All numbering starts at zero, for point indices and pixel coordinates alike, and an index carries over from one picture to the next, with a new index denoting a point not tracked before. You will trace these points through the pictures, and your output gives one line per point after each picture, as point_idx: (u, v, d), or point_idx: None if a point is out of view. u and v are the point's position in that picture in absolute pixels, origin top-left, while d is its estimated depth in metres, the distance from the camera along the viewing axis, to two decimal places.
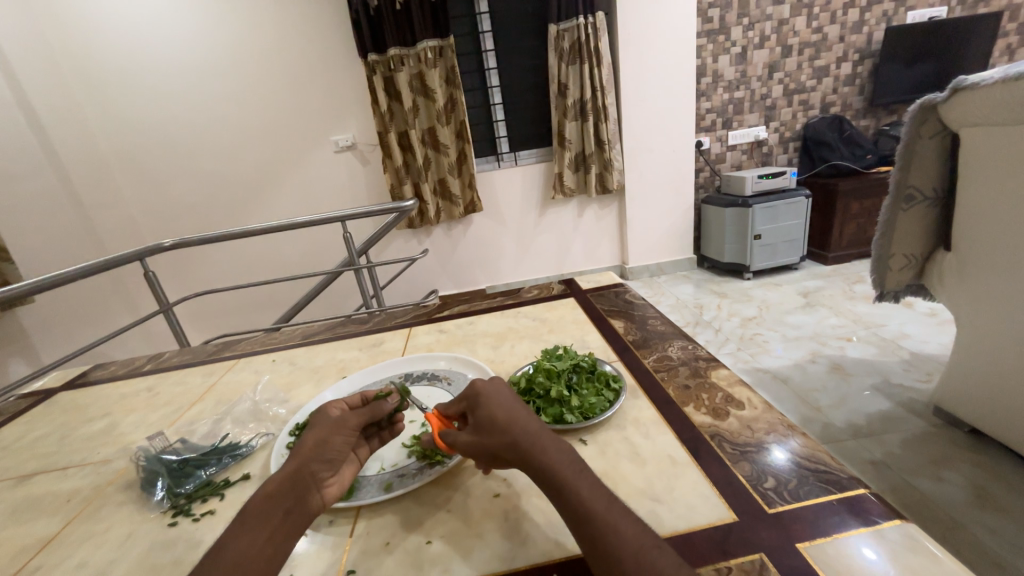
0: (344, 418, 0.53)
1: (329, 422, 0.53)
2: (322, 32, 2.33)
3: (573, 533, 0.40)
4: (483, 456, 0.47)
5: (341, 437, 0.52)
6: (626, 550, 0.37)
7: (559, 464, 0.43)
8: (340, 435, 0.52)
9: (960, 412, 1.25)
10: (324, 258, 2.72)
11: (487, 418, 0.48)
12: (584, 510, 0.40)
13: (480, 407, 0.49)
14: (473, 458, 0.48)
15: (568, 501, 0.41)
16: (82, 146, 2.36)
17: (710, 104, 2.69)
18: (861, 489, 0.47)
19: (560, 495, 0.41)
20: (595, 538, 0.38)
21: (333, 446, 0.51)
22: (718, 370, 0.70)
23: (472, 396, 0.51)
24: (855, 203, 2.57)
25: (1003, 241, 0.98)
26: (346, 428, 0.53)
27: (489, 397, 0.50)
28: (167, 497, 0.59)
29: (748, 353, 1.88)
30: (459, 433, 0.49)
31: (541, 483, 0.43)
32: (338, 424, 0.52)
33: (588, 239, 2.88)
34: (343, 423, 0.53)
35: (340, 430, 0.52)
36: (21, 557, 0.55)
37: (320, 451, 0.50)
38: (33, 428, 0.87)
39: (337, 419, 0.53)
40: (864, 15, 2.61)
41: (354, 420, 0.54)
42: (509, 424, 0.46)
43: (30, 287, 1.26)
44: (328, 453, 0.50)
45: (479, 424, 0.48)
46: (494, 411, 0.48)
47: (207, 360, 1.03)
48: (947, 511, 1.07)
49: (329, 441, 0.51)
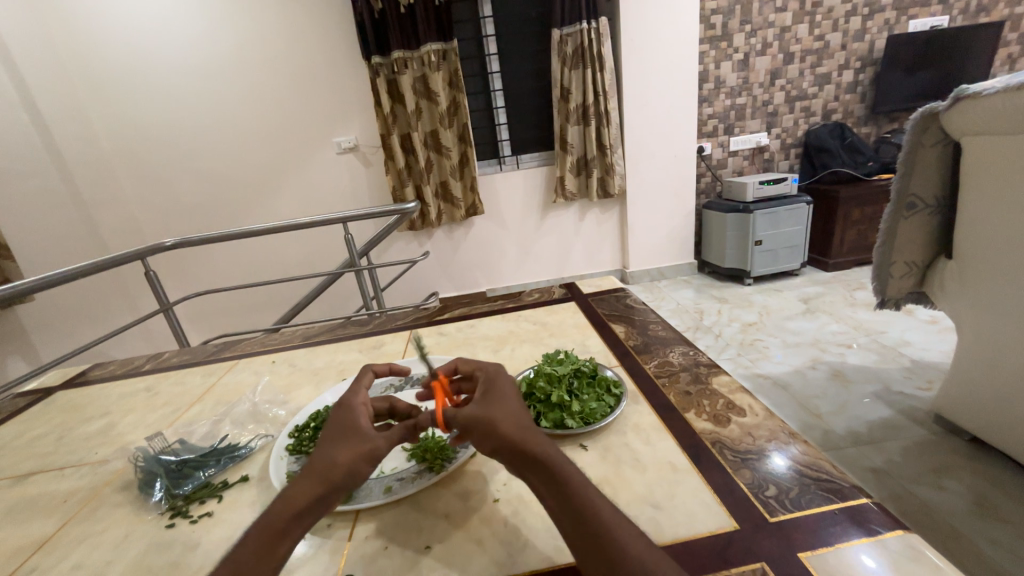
0: (381, 445, 0.47)
1: (365, 446, 0.47)
2: (327, 33, 2.34)
3: (577, 526, 0.40)
4: (482, 426, 0.46)
5: (370, 468, 0.47)
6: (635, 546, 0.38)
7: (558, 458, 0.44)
8: (372, 464, 0.47)
9: (960, 420, 1.24)
10: (324, 259, 2.71)
11: (498, 400, 0.49)
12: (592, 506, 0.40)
13: (496, 391, 0.50)
14: (470, 426, 0.47)
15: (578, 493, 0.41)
16: (85, 145, 2.36)
17: (711, 109, 2.70)
18: (862, 498, 0.47)
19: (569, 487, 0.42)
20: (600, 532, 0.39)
21: (363, 473, 0.46)
22: (719, 377, 0.70)
23: (489, 382, 0.52)
24: (855, 210, 2.57)
25: (1006, 250, 0.97)
26: (380, 454, 0.47)
27: (505, 387, 0.51)
28: (165, 498, 0.59)
29: (748, 359, 1.87)
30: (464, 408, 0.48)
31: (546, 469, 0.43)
32: (372, 453, 0.47)
33: (589, 243, 2.88)
34: (377, 451, 0.47)
35: (371, 461, 0.47)
36: (16, 558, 0.55)
37: (348, 478, 0.46)
38: (31, 427, 0.87)
39: (372, 447, 0.47)
40: (866, 23, 2.62)
41: (388, 446, 0.48)
42: (518, 412, 0.47)
43: (31, 285, 1.25)
44: (356, 482, 0.46)
45: (489, 401, 0.49)
46: (506, 400, 0.49)
47: (206, 360, 1.03)
48: (947, 518, 1.07)
49: (361, 469, 0.46)
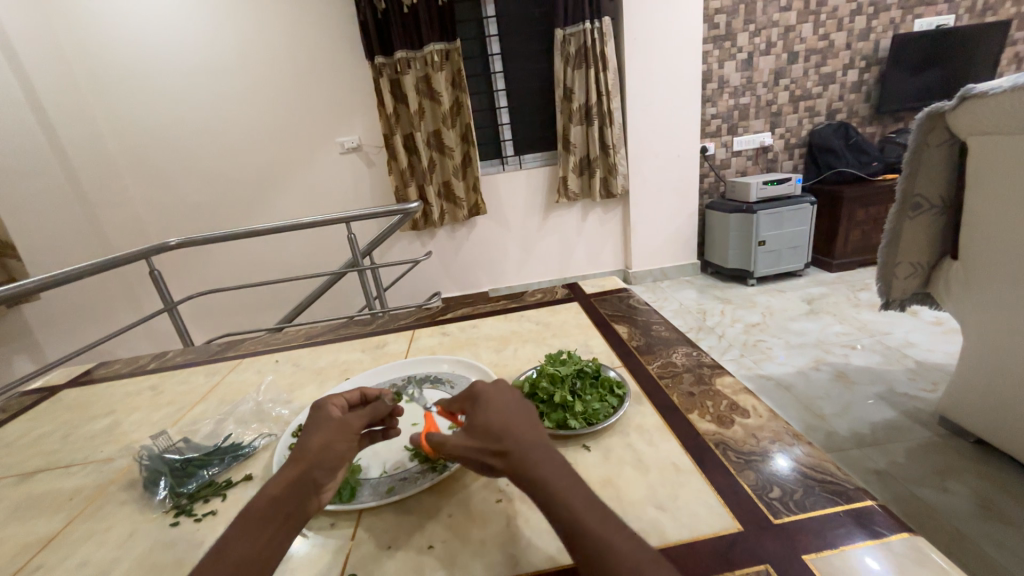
0: (346, 421, 0.52)
1: (331, 424, 0.51)
2: (332, 34, 2.35)
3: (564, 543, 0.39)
4: (472, 459, 0.47)
5: (342, 442, 0.50)
6: (621, 560, 0.36)
7: (549, 477, 0.42)
8: (342, 439, 0.50)
9: (965, 422, 1.24)
10: (327, 259, 2.72)
11: (480, 423, 0.48)
12: (577, 520, 0.39)
13: (480, 409, 0.49)
14: (461, 460, 0.48)
15: (560, 510, 0.40)
16: (90, 145, 2.38)
17: (715, 109, 2.69)
18: (866, 500, 0.46)
19: (550, 504, 0.41)
20: (584, 548, 0.38)
21: (336, 451, 0.49)
22: (722, 378, 0.69)
23: (473, 400, 0.51)
24: (860, 211, 2.56)
25: (1013, 251, 0.96)
26: (349, 431, 0.51)
27: (490, 402, 0.49)
28: (169, 497, 0.59)
29: (751, 360, 1.87)
30: (451, 437, 0.48)
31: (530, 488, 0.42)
32: (340, 428, 0.51)
33: (592, 244, 2.88)
34: (346, 426, 0.52)
35: (341, 435, 0.51)
36: (23, 555, 0.55)
37: (322, 457, 0.48)
38: (37, 426, 0.88)
39: (338, 422, 0.51)
40: (871, 22, 2.61)
41: (357, 422, 0.53)
42: (502, 431, 0.46)
43: (36, 284, 1.26)
44: (329, 459, 0.48)
45: (472, 429, 0.48)
46: (489, 419, 0.48)
47: (210, 359, 1.03)
48: (951, 520, 1.06)
49: (331, 445, 0.49)
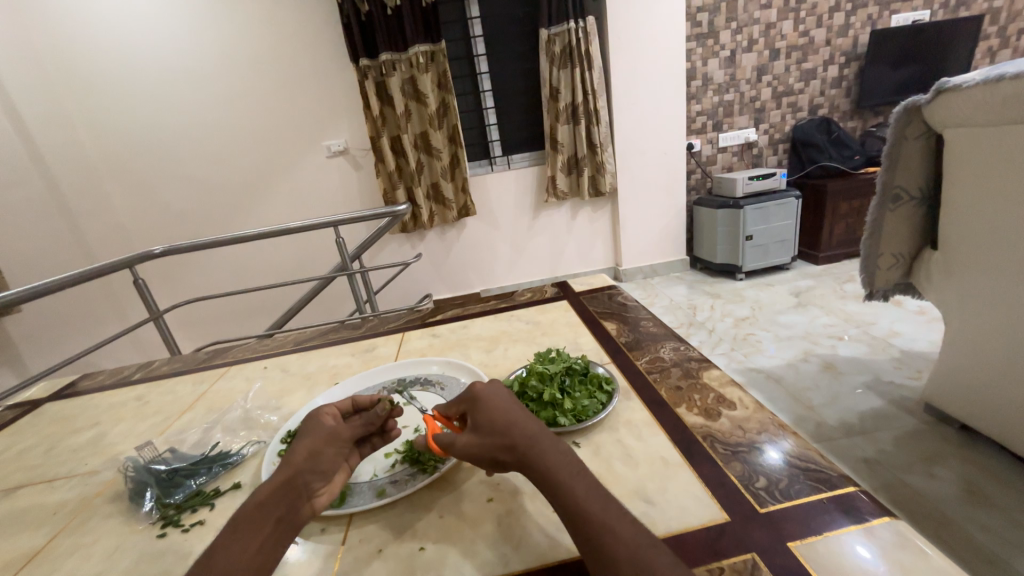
0: (337, 429, 0.52)
1: (322, 431, 0.52)
2: (316, 35, 2.33)
3: (570, 532, 0.40)
4: (483, 457, 0.47)
5: (332, 449, 0.51)
6: (621, 547, 0.37)
7: (557, 466, 0.43)
8: (332, 446, 0.51)
9: (950, 408, 1.26)
10: (317, 264, 2.70)
11: (485, 421, 0.48)
12: (577, 511, 0.40)
13: (480, 411, 0.49)
14: (472, 462, 0.49)
15: (562, 500, 0.41)
16: (70, 153, 2.34)
17: (700, 106, 2.72)
18: (850, 487, 0.47)
19: (555, 492, 0.41)
20: (590, 537, 0.38)
21: (325, 457, 0.50)
22: (710, 371, 0.70)
23: (471, 399, 0.51)
24: (844, 204, 2.60)
25: (991, 239, 0.98)
26: (338, 438, 0.52)
27: (489, 398, 0.50)
28: (156, 508, 0.58)
29: (741, 354, 1.89)
30: (459, 437, 0.50)
31: (537, 481, 0.43)
32: (331, 435, 0.52)
33: (582, 242, 2.89)
34: (337, 433, 0.52)
35: (332, 442, 0.51)
36: (7, 571, 0.54)
37: (311, 463, 0.49)
38: (19, 440, 0.86)
39: (330, 430, 0.52)
40: (849, 18, 2.65)
41: (347, 431, 0.53)
42: (507, 428, 0.46)
43: (15, 298, 1.23)
44: (318, 465, 0.49)
45: (478, 430, 0.49)
46: (491, 416, 0.48)
47: (197, 368, 1.02)
48: (940, 507, 1.08)
49: (321, 452, 0.50)
